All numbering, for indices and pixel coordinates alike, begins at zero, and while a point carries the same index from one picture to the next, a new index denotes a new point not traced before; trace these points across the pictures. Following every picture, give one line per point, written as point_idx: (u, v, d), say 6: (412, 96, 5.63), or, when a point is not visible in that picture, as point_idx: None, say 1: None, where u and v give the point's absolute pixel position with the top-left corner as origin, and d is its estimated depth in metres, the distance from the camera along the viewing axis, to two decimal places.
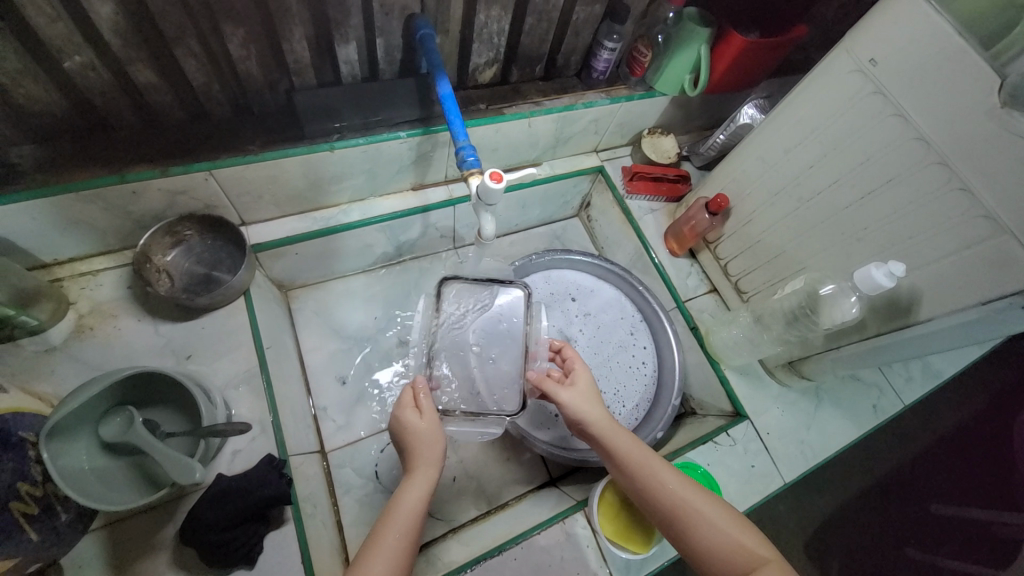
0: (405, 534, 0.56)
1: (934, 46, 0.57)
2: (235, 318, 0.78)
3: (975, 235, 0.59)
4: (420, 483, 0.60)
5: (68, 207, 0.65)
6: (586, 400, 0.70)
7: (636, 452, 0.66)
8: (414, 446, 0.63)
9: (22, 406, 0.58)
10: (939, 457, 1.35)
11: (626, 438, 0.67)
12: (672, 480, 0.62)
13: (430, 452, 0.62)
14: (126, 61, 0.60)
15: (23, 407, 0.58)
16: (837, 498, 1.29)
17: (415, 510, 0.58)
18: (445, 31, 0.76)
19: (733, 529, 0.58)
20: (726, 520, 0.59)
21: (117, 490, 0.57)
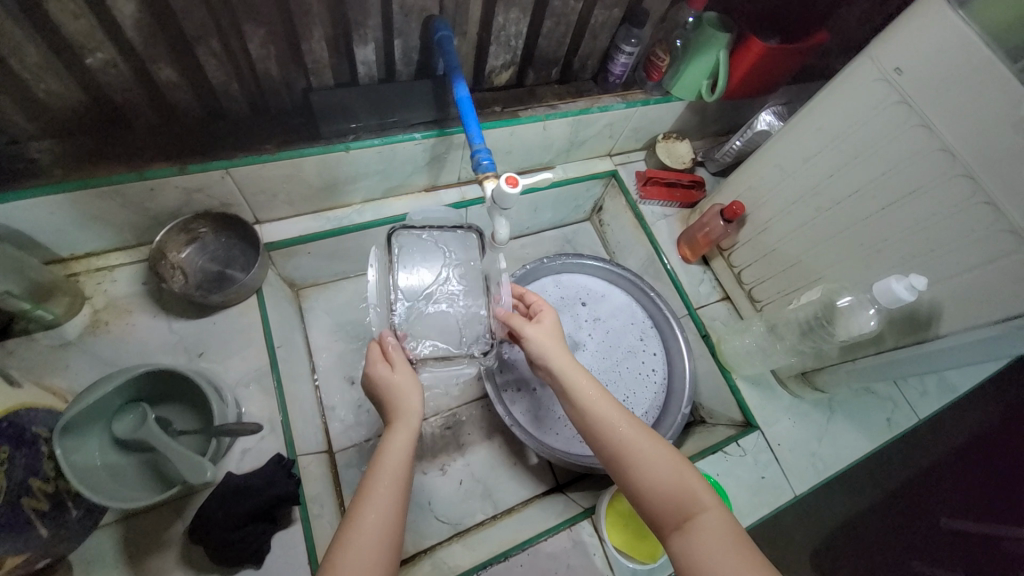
0: (389, 478, 0.56)
1: (964, 56, 0.56)
2: (247, 317, 0.78)
3: (1000, 249, 0.58)
4: (401, 434, 0.59)
5: (87, 203, 0.66)
6: (548, 339, 0.69)
7: (594, 392, 0.64)
8: (390, 399, 0.62)
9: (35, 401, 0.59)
10: (952, 471, 1.32)
11: (588, 379, 0.65)
12: (626, 427, 0.61)
13: (406, 403, 0.61)
14: (147, 59, 0.60)
15: (36, 402, 0.60)
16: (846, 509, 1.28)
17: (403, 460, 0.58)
18: (464, 33, 0.76)
19: (681, 474, 0.57)
20: (674, 470, 0.58)
21: (128, 487, 0.58)
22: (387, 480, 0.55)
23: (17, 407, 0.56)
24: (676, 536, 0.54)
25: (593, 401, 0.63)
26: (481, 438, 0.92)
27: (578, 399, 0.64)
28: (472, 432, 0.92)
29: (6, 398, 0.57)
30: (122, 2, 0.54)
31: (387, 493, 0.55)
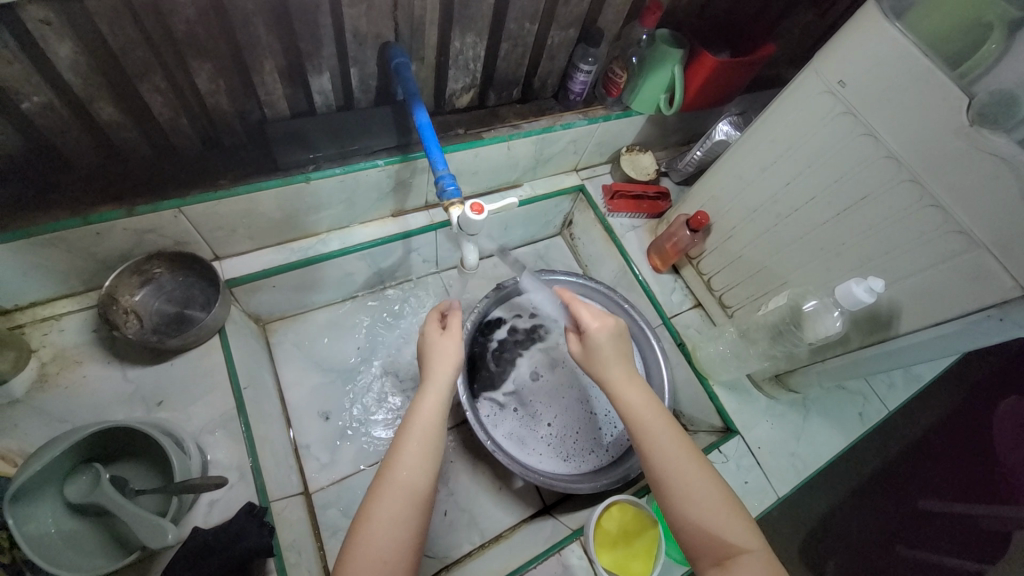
0: (420, 433, 0.58)
1: (900, 68, 0.58)
2: (210, 359, 0.74)
3: (950, 249, 0.60)
4: (432, 396, 0.62)
5: (29, 251, 0.62)
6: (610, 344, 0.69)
7: (647, 408, 0.64)
8: (427, 362, 0.65)
9: None
10: (925, 452, 1.36)
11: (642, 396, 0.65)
12: (676, 452, 0.61)
13: (441, 370, 0.64)
14: (87, 99, 0.57)
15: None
16: (826, 499, 1.30)
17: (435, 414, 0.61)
18: (421, 58, 0.75)
19: (722, 506, 0.58)
20: (718, 507, 0.58)
21: (83, 556, 0.54)
22: (416, 437, 0.58)
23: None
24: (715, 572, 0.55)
25: (643, 417, 0.64)
26: (464, 464, 0.90)
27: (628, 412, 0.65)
28: (454, 459, 0.90)
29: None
30: (57, 43, 0.51)
31: (414, 459, 0.57)
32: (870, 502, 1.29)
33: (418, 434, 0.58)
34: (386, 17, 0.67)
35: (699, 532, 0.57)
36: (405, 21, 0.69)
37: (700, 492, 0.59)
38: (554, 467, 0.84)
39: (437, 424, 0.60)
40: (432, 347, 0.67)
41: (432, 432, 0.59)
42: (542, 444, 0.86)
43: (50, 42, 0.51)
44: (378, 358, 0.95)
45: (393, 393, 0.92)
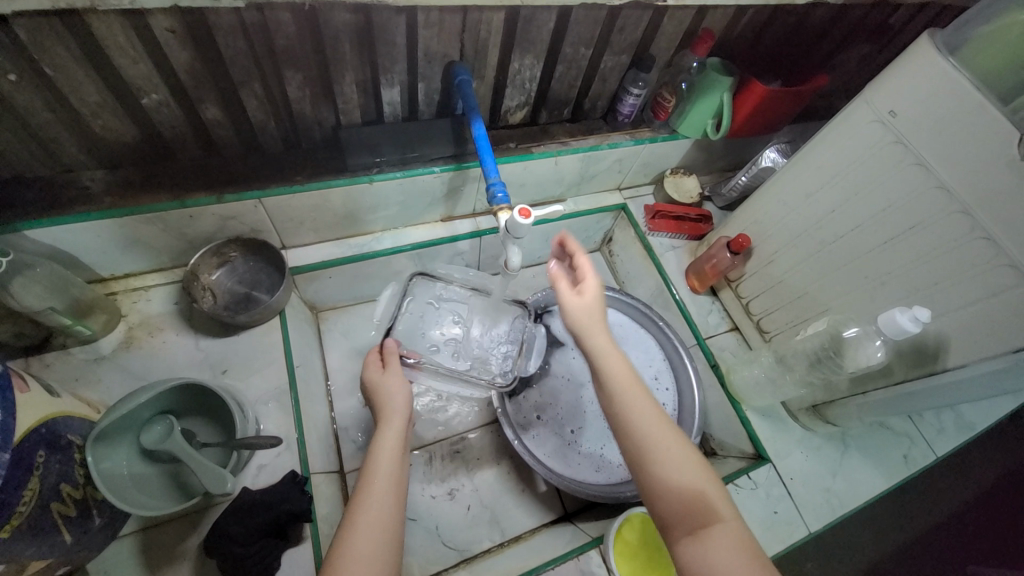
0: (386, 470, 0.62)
1: (954, 101, 0.59)
2: (270, 337, 0.82)
3: (1002, 283, 0.59)
4: (393, 432, 0.67)
5: (131, 226, 0.71)
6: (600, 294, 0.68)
7: (624, 369, 0.63)
8: (381, 401, 0.71)
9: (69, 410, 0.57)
10: (983, 514, 1.26)
11: (622, 356, 0.64)
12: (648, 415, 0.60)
13: (396, 405, 0.70)
14: (198, 100, 0.67)
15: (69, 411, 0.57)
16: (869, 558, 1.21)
17: (395, 455, 0.65)
18: (482, 76, 0.82)
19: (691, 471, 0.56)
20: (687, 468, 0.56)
21: (152, 496, 0.59)
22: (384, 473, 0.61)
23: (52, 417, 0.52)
24: (688, 542, 0.52)
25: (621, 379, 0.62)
26: (489, 463, 0.92)
27: (608, 377, 0.62)
28: (481, 458, 0.92)
29: (44, 405, 0.52)
30: (177, 50, 0.60)
31: (383, 493, 0.60)
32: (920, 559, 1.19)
33: (381, 478, 0.61)
34: (454, 39, 0.74)
35: (679, 494, 0.55)
36: (471, 43, 0.75)
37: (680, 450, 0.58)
38: (575, 473, 0.86)
39: (395, 468, 0.63)
40: (378, 385, 0.73)
41: (393, 472, 0.62)
42: (552, 440, 0.89)
43: (172, 49, 0.60)
44: None
45: (428, 387, 0.97)
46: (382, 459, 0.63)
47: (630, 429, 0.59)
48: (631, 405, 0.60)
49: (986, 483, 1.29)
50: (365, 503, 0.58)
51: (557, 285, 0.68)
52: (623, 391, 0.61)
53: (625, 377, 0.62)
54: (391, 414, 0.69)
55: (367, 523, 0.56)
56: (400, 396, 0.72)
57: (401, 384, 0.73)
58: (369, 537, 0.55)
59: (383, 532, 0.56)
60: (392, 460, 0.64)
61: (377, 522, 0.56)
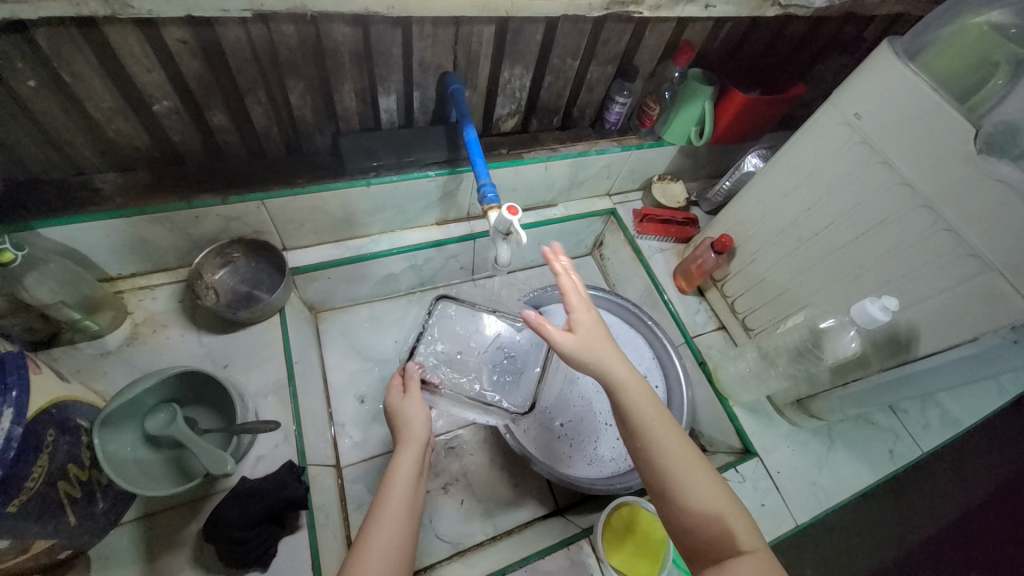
0: (396, 502, 0.64)
1: (911, 102, 0.63)
2: (270, 333, 0.85)
3: (964, 272, 0.62)
4: (408, 459, 0.69)
5: (139, 225, 0.75)
6: (599, 328, 0.66)
7: (643, 402, 0.63)
8: (402, 428, 0.72)
9: (70, 393, 0.57)
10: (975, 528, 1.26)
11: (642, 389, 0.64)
12: (671, 446, 0.61)
13: (417, 431, 0.72)
14: (206, 107, 0.71)
15: (69, 396, 0.57)
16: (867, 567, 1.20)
17: (407, 488, 0.66)
18: (474, 86, 0.87)
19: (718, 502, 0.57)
20: (714, 498, 0.58)
21: (156, 477, 0.62)
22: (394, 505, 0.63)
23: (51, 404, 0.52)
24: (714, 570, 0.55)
25: (643, 410, 0.63)
26: (482, 459, 0.94)
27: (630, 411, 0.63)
28: (475, 453, 0.94)
29: (44, 391, 0.53)
30: (188, 60, 0.65)
31: (394, 523, 0.62)
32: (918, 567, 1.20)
33: (390, 508, 0.63)
34: (447, 51, 0.78)
35: (707, 532, 0.56)
36: (463, 54, 0.80)
37: (704, 479, 0.59)
38: (566, 467, 0.88)
39: (407, 494, 0.65)
40: (397, 409, 0.75)
41: (403, 500, 0.65)
42: (542, 434, 0.91)
43: (184, 59, 0.64)
44: None
45: None
46: (394, 487, 0.66)
47: (654, 461, 0.60)
48: (655, 439, 0.61)
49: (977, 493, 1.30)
50: (380, 521, 0.62)
51: (545, 332, 0.65)
52: (646, 423, 0.62)
53: (648, 410, 0.63)
54: (408, 437, 0.71)
55: (375, 553, 0.58)
56: (420, 423, 0.73)
57: (420, 411, 0.74)
58: (382, 555, 0.59)
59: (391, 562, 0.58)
60: (404, 491, 0.65)
61: (386, 548, 0.59)
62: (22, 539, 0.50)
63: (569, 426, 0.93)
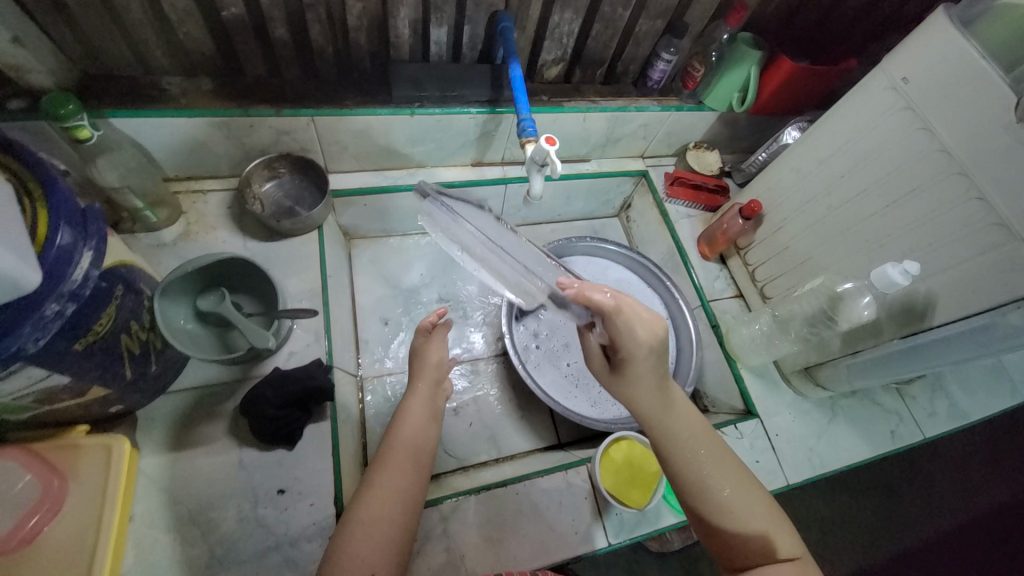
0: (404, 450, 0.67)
1: (961, 66, 0.63)
2: (309, 247, 0.90)
3: (989, 241, 0.63)
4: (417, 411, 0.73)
5: (198, 129, 0.80)
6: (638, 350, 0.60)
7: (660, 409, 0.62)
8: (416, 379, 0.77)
9: (132, 259, 0.63)
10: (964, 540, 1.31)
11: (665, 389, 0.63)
12: (692, 444, 0.61)
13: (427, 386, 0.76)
14: (269, 19, 0.75)
15: (132, 261, 0.62)
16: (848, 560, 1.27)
17: (414, 439, 0.69)
18: (523, 27, 0.88)
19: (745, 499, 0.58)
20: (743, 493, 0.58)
21: (204, 347, 0.70)
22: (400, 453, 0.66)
23: (117, 265, 0.57)
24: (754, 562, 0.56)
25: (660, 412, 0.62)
26: (492, 390, 0.99)
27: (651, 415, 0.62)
28: (486, 384, 0.99)
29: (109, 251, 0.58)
30: None
31: (398, 469, 0.64)
32: (868, 537, 1.30)
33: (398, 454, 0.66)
34: None
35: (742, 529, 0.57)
36: None
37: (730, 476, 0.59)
38: (571, 404, 0.93)
39: (414, 443, 0.69)
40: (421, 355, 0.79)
41: (409, 449, 0.68)
42: (554, 370, 0.96)
43: None
44: (437, 288, 1.08)
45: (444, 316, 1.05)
46: (404, 434, 0.69)
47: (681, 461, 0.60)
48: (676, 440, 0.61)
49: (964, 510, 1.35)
50: (386, 466, 0.65)
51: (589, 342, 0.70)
52: (669, 425, 0.61)
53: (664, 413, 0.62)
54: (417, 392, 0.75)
55: (379, 494, 0.61)
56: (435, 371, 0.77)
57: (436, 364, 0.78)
58: (386, 497, 0.61)
59: (395, 506, 0.61)
60: (412, 442, 0.69)
61: (390, 489, 0.62)
62: (86, 378, 0.57)
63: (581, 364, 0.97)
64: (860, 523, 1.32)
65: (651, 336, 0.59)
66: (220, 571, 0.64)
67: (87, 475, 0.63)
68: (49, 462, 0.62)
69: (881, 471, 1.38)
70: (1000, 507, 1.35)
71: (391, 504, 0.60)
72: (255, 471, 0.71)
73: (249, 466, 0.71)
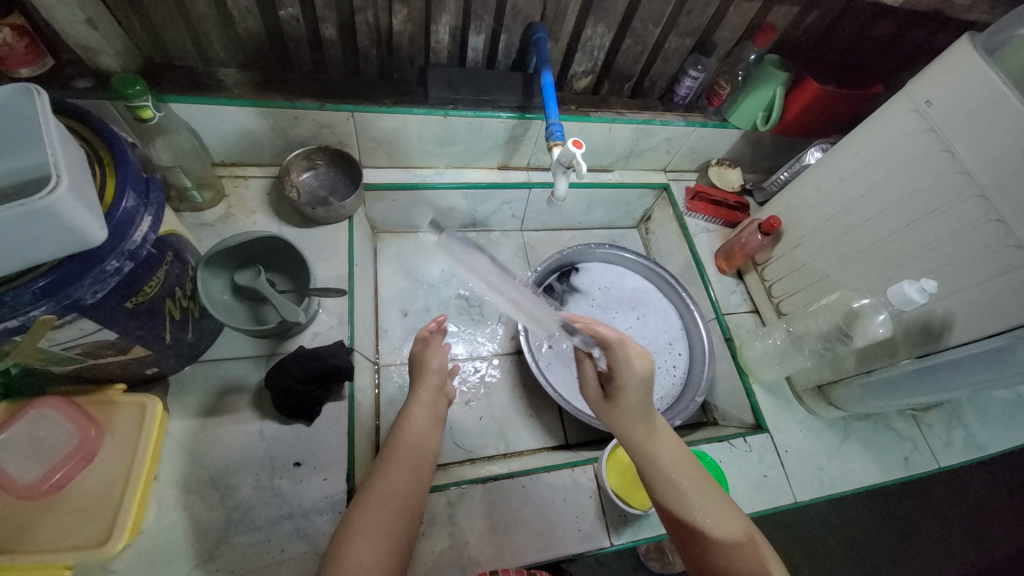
0: (408, 454, 0.67)
1: (985, 92, 0.64)
2: (339, 235, 0.94)
3: (1007, 263, 0.63)
4: (420, 413, 0.73)
5: (247, 117, 0.85)
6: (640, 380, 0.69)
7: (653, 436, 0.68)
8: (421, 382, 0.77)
9: (180, 230, 0.67)
10: None
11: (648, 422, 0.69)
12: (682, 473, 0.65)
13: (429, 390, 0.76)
14: (321, 20, 0.80)
15: (180, 232, 0.67)
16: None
17: (416, 444, 0.69)
18: (556, 39, 0.92)
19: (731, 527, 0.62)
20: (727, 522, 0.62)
21: (237, 318, 0.76)
22: (403, 456, 0.66)
23: (167, 233, 0.62)
24: None
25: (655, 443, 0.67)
26: (503, 387, 1.01)
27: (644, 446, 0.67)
28: (498, 381, 1.02)
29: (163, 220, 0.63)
30: None
31: (400, 471, 0.65)
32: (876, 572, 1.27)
33: (401, 454, 0.66)
34: (538, 1, 0.85)
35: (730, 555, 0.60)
36: (552, 6, 0.86)
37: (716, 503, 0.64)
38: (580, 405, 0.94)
39: (418, 446, 0.69)
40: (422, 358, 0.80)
41: (412, 452, 0.67)
42: (565, 370, 0.98)
43: None
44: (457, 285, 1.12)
45: (461, 313, 1.08)
46: (407, 436, 0.69)
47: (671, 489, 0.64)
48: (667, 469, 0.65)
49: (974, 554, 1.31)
50: (388, 467, 0.65)
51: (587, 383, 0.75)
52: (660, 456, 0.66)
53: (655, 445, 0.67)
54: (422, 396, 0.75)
55: (381, 495, 0.61)
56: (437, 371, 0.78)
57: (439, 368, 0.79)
58: (386, 498, 0.61)
59: (396, 509, 0.61)
60: (416, 446, 0.68)
61: (392, 493, 0.62)
62: (130, 337, 0.61)
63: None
64: (872, 557, 1.28)
65: (642, 372, 0.68)
66: (235, 535, 0.67)
67: (121, 430, 0.67)
68: (89, 415, 0.67)
69: (894, 506, 1.35)
70: (1012, 555, 1.32)
71: (392, 506, 0.61)
72: (274, 443, 0.74)
73: (269, 437, 0.74)
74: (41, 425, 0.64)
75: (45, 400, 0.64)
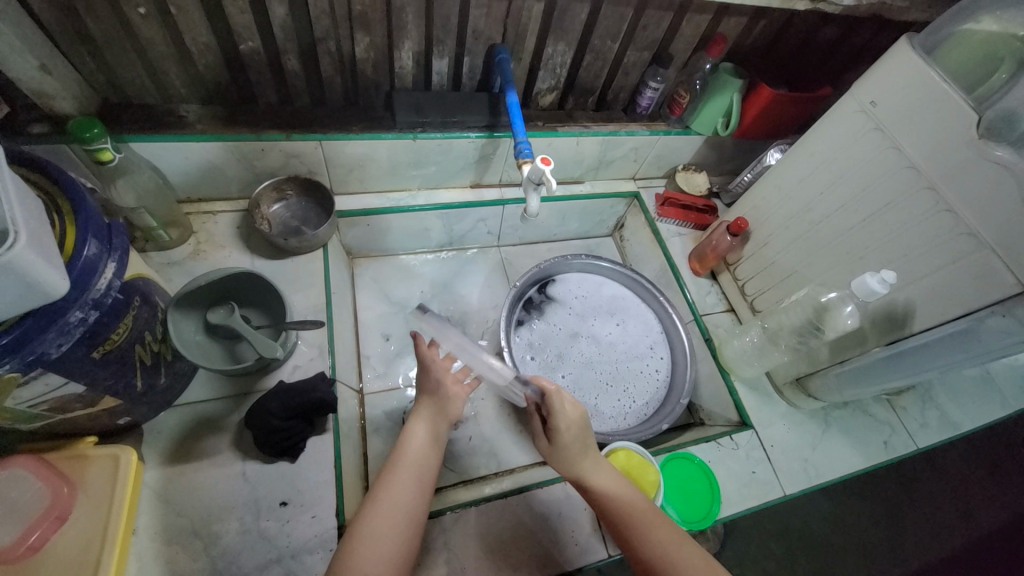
0: (412, 463, 0.67)
1: (923, 90, 0.68)
2: (314, 265, 0.93)
3: (959, 250, 0.67)
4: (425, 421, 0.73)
5: (211, 152, 0.84)
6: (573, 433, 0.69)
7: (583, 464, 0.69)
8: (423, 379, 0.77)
9: (147, 273, 0.66)
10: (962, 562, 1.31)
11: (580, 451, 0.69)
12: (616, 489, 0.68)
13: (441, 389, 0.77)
14: (283, 52, 0.80)
15: (147, 275, 0.65)
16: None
17: (421, 453, 0.69)
18: (518, 58, 0.94)
19: (671, 544, 0.61)
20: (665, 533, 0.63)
21: (211, 358, 0.74)
22: (408, 465, 0.66)
23: (133, 278, 0.60)
24: None
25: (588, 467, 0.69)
26: (491, 404, 1.01)
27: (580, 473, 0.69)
28: (486, 398, 1.01)
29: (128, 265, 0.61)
30: (276, 7, 0.74)
31: (405, 480, 0.65)
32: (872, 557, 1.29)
33: (405, 463, 0.66)
34: (498, 23, 0.86)
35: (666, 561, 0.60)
36: (512, 28, 0.88)
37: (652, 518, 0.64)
38: None
39: (422, 454, 0.68)
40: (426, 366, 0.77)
41: (417, 461, 0.67)
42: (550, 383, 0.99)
43: (273, 6, 0.73)
44: (437, 304, 1.12)
45: None
46: (413, 445, 0.69)
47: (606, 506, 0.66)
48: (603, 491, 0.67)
49: (961, 530, 1.35)
50: (393, 478, 0.65)
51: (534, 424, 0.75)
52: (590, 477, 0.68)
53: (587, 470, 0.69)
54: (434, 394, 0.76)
55: (385, 504, 0.61)
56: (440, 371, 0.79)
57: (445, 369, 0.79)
58: (389, 509, 0.61)
59: (399, 518, 0.61)
60: (422, 455, 0.68)
61: (398, 502, 0.62)
62: (97, 387, 0.59)
63: (573, 377, 1.02)
64: (865, 542, 1.30)
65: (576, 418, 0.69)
66: None
67: (93, 485, 0.64)
68: (59, 473, 0.64)
69: (881, 489, 1.38)
70: (997, 528, 1.36)
71: (395, 513, 0.61)
72: (258, 484, 0.72)
73: (253, 478, 0.72)
74: (12, 486, 0.61)
75: (12, 460, 0.61)
